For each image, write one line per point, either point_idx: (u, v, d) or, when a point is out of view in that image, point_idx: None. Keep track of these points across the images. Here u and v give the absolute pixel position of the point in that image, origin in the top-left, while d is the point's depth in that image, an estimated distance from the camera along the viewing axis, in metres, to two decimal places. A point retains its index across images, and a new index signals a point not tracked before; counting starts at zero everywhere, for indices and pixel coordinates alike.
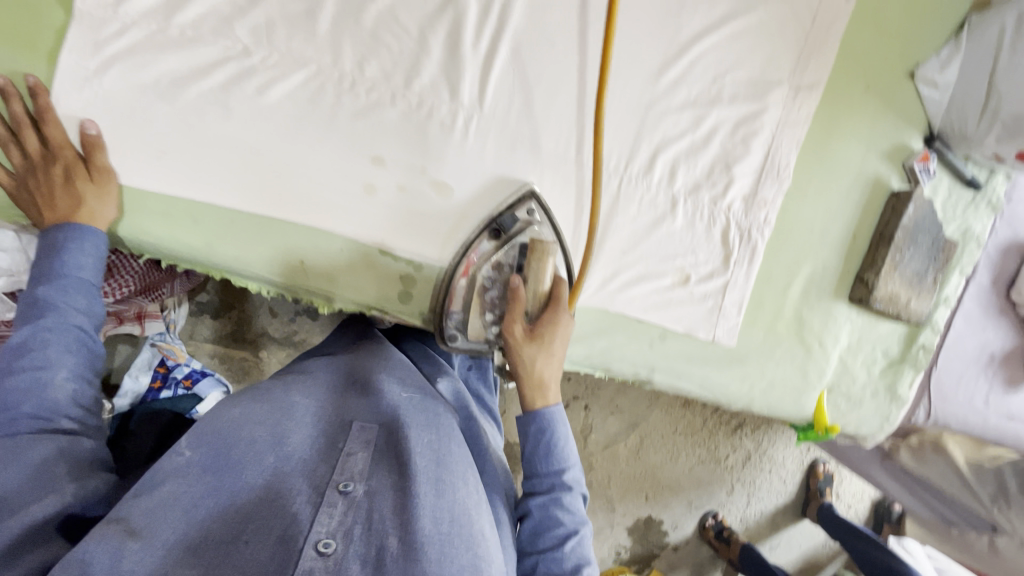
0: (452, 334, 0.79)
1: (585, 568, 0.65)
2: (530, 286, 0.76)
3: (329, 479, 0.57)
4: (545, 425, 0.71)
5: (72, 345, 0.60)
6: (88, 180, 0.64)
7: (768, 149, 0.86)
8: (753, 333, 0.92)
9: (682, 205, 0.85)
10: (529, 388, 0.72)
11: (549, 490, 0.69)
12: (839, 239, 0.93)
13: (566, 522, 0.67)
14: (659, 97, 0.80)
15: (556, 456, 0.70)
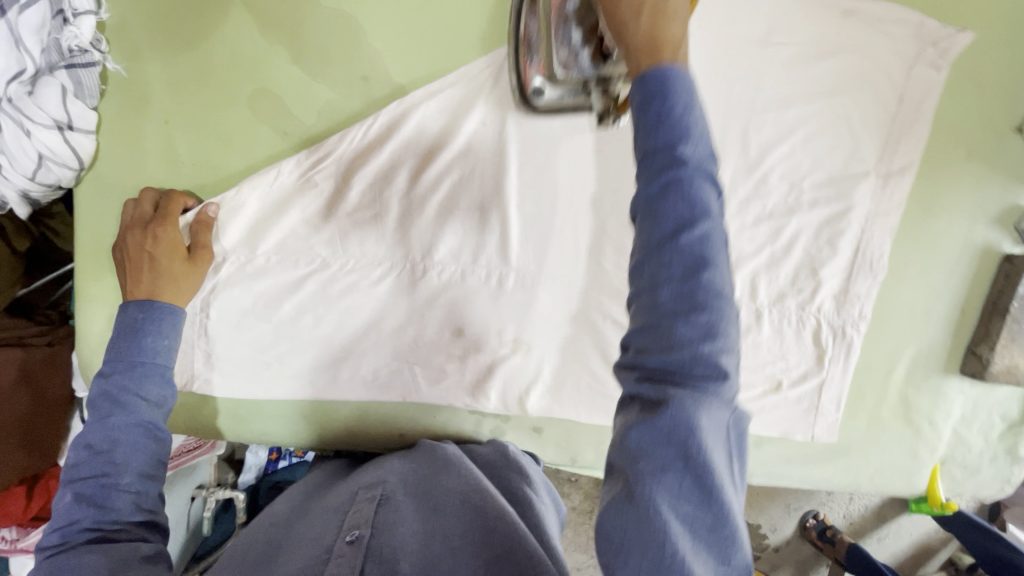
0: (537, 87, 0.61)
1: (699, 293, 0.39)
2: None
3: (337, 537, 0.58)
4: (660, 91, 0.40)
5: (138, 444, 0.55)
6: (184, 266, 0.63)
7: (858, 243, 0.79)
8: (855, 424, 0.88)
9: (767, 315, 0.81)
10: (636, 45, 0.43)
11: (670, 145, 0.39)
12: (946, 315, 0.86)
13: (705, 318, 0.39)
14: (733, 215, 0.76)
15: (675, 121, 0.40)
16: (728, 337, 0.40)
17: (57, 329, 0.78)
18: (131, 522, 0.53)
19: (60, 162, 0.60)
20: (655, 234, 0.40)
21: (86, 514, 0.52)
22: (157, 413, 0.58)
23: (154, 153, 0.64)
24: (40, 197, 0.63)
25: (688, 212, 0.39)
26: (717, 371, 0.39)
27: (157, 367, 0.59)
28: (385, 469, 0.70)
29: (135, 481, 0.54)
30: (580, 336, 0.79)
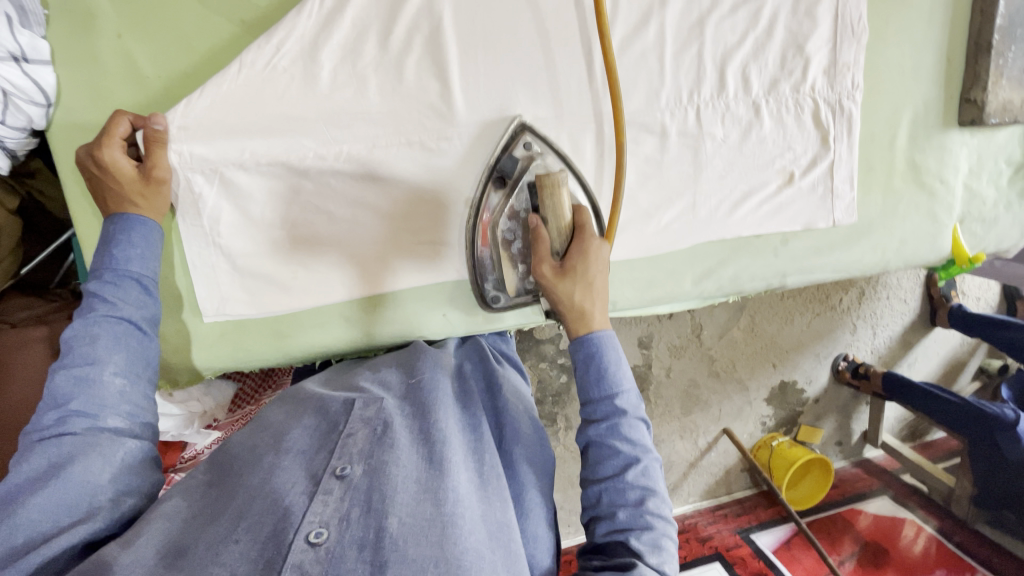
0: (488, 279, 0.74)
1: (649, 519, 0.55)
2: (550, 223, 0.64)
3: (325, 465, 0.55)
4: (593, 353, 0.59)
5: (118, 341, 0.52)
6: (140, 187, 0.59)
7: (835, 8, 0.79)
8: (872, 199, 0.89)
9: (765, 106, 0.81)
10: (567, 317, 0.60)
11: (607, 400, 0.58)
12: (934, 68, 0.86)
13: (626, 453, 0.57)
14: (709, 9, 0.76)
15: (608, 380, 0.58)
16: (660, 534, 0.55)
17: (72, 302, 0.75)
18: (121, 411, 0.51)
19: (26, 97, 0.58)
20: (593, 391, 0.59)
21: (74, 402, 0.48)
22: (138, 313, 0.54)
23: (116, 73, 0.62)
24: (17, 145, 0.60)
25: (617, 466, 0.57)
26: (620, 399, 0.58)
27: (132, 273, 0.55)
28: (381, 391, 0.66)
29: (126, 372, 0.52)
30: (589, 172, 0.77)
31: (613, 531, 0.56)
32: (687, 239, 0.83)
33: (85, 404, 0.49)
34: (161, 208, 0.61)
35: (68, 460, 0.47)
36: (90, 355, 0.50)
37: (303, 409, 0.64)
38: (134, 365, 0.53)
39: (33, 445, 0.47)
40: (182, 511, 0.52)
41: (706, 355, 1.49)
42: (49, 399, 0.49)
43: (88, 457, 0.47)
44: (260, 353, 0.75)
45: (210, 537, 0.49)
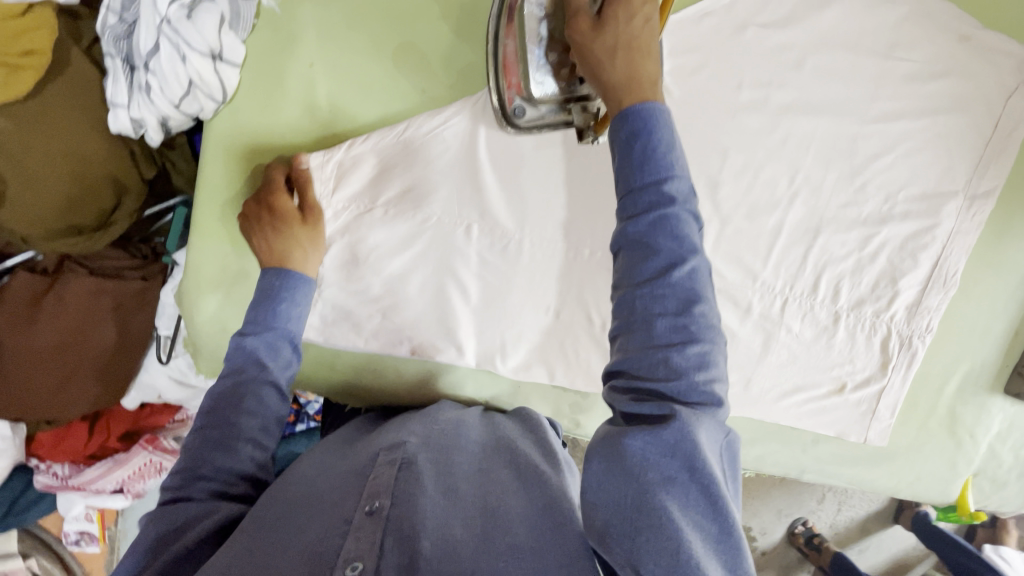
0: (516, 106, 0.63)
1: (695, 326, 0.47)
2: (608, 10, 0.53)
3: (355, 505, 0.53)
4: (642, 129, 0.49)
5: (261, 399, 0.58)
6: (307, 236, 0.65)
7: (937, 259, 0.83)
8: (905, 431, 0.93)
9: (845, 319, 0.84)
10: (617, 80, 0.52)
11: (657, 182, 0.48)
12: (1000, 335, 0.91)
13: (670, 249, 0.47)
14: (830, 218, 0.79)
15: (657, 159, 0.48)
16: (717, 367, 0.48)
17: (149, 266, 0.75)
18: (244, 479, 0.57)
19: (206, 92, 0.59)
20: (638, 176, 0.49)
21: (211, 463, 0.55)
22: (281, 375, 0.60)
23: (293, 95, 0.64)
24: (175, 126, 0.62)
25: (675, 249, 0.47)
26: (685, 267, 0.47)
27: (286, 327, 0.60)
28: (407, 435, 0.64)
29: (256, 439, 0.57)
30: None
31: (632, 400, 0.48)
32: (730, 409, 0.86)
33: (220, 466, 0.55)
34: (318, 254, 0.66)
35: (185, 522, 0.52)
36: (228, 418, 0.56)
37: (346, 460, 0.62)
38: (267, 437, 0.58)
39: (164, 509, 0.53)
40: (236, 549, 0.50)
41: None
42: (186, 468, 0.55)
43: (203, 524, 0.52)
44: (312, 375, 0.79)
45: None
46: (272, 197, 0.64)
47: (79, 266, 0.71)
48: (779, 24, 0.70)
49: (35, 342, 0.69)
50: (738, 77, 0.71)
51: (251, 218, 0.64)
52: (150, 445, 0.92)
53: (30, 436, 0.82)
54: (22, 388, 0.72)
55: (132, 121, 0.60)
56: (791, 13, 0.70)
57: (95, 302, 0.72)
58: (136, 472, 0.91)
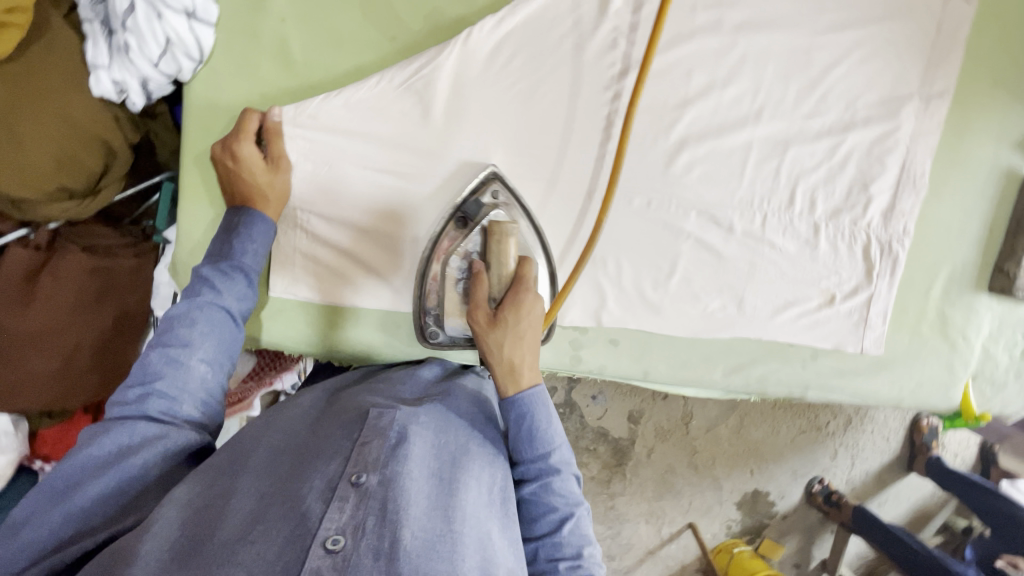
0: (433, 329, 0.71)
1: (573, 533, 0.59)
2: (494, 272, 0.65)
3: (341, 472, 0.51)
4: (525, 412, 0.60)
5: (212, 323, 0.57)
6: (266, 179, 0.66)
7: (902, 162, 0.86)
8: (899, 337, 0.95)
9: (825, 230, 0.87)
10: (503, 368, 0.60)
11: (537, 470, 0.60)
12: (976, 235, 0.93)
13: (561, 508, 0.60)
14: (798, 130, 0.82)
15: (536, 443, 0.60)
16: (592, 544, 0.59)
17: (142, 245, 0.76)
18: (192, 399, 0.56)
19: (184, 50, 0.62)
20: (526, 451, 0.61)
21: (159, 382, 0.54)
22: (235, 304, 0.60)
23: (268, 52, 0.67)
24: (156, 89, 0.63)
25: (544, 510, 0.60)
26: (571, 520, 0.59)
27: (245, 268, 0.62)
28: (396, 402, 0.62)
29: (209, 359, 0.57)
30: (654, 244, 0.83)
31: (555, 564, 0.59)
32: (728, 329, 0.87)
33: (167, 389, 0.54)
34: (280, 200, 0.68)
35: (130, 439, 0.51)
36: (181, 338, 0.55)
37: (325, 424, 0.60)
38: (219, 360, 0.58)
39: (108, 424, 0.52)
40: (192, 495, 0.50)
41: (689, 447, 1.43)
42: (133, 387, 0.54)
43: (151, 443, 0.52)
44: (312, 338, 0.78)
45: (226, 536, 0.46)
46: (226, 142, 0.65)
47: (74, 245, 0.71)
48: None
49: (28, 322, 0.68)
50: (691, 1, 0.75)
51: (217, 164, 0.66)
52: None
53: (34, 433, 0.81)
54: (14, 371, 0.70)
55: (114, 84, 0.61)
56: None
57: (89, 281, 0.72)
58: None
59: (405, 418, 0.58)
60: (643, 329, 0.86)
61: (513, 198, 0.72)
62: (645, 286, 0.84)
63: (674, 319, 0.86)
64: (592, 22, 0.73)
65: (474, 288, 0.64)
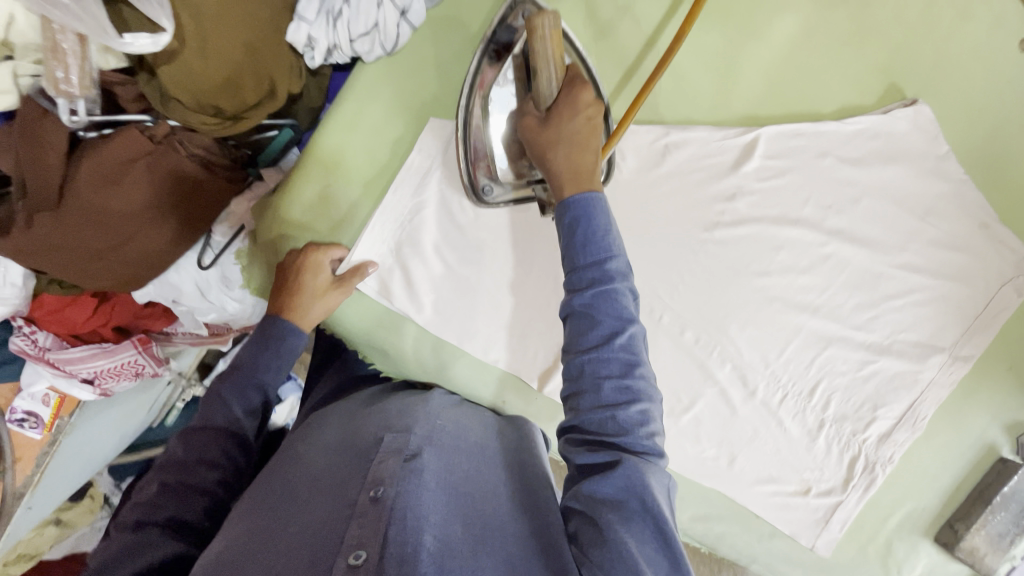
0: (485, 185, 0.72)
1: (637, 390, 0.55)
2: (541, 83, 0.63)
3: (360, 492, 0.55)
4: (581, 216, 0.58)
5: (258, 381, 0.68)
6: (325, 284, 0.73)
7: (912, 402, 0.93)
8: (846, 548, 1.01)
9: (826, 429, 0.93)
10: (561, 168, 0.61)
11: (598, 262, 0.57)
12: (943, 486, 1.01)
13: (610, 322, 0.55)
14: (843, 336, 0.89)
15: (597, 243, 0.57)
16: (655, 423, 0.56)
17: (236, 173, 0.77)
18: (223, 454, 0.64)
19: (381, 40, 0.68)
20: (581, 257, 0.57)
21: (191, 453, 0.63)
22: (291, 357, 0.71)
23: (448, 72, 0.75)
24: (339, 55, 0.70)
25: (621, 352, 0.55)
26: (624, 335, 0.55)
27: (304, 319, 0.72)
28: (411, 423, 0.66)
29: (247, 407, 0.67)
30: (682, 377, 0.87)
31: (600, 404, 0.55)
32: (710, 479, 0.91)
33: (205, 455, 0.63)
34: (325, 306, 0.73)
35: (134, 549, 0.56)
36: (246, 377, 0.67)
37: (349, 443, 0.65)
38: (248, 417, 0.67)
39: (181, 462, 0.63)
40: (241, 533, 0.55)
41: None
42: (207, 431, 0.65)
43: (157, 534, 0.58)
44: (357, 325, 0.80)
45: (258, 565, 0.50)
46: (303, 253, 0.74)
47: (181, 150, 0.71)
48: (853, 163, 0.82)
49: (103, 198, 0.68)
50: (808, 194, 0.81)
51: (288, 267, 0.74)
52: (140, 346, 0.89)
53: (35, 295, 0.79)
54: (62, 236, 0.69)
55: (307, 39, 0.68)
56: (865, 157, 0.82)
57: (178, 185, 0.72)
58: (115, 368, 0.86)
59: (417, 441, 0.62)
60: None
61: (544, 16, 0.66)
62: None
63: (666, 449, 0.89)
64: (720, 173, 0.80)
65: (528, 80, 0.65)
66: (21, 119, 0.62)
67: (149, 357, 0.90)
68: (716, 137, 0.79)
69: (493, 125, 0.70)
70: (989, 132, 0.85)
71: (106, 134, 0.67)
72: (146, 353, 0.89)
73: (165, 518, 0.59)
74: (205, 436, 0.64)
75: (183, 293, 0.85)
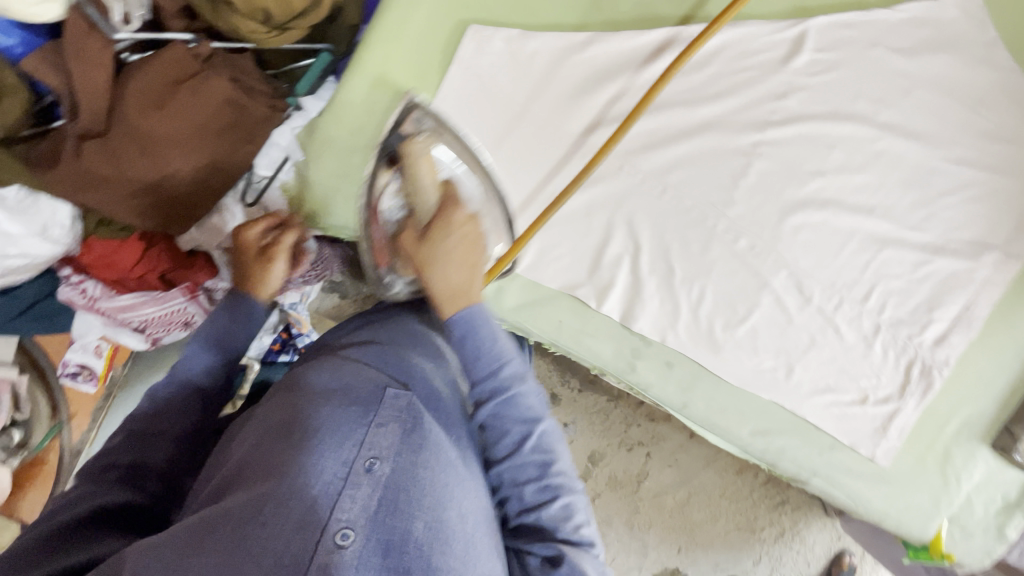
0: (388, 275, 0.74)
1: (548, 442, 0.55)
2: (416, 200, 0.66)
3: (353, 458, 0.47)
4: (469, 330, 0.57)
5: (243, 316, 0.63)
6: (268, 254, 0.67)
7: (967, 302, 0.92)
8: (905, 459, 1.00)
9: (882, 334, 0.92)
10: (438, 294, 0.59)
11: (490, 371, 0.56)
12: (998, 391, 1.00)
13: (499, 383, 0.56)
14: (900, 236, 0.87)
15: (487, 355, 0.56)
16: (575, 504, 0.53)
17: (279, 101, 0.75)
18: (200, 373, 0.60)
19: None
20: (474, 372, 0.56)
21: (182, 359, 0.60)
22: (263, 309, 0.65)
23: None
24: None
25: (519, 420, 0.55)
26: (507, 391, 0.55)
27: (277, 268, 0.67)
28: (411, 381, 0.58)
29: (228, 335, 0.62)
30: (738, 287, 0.86)
31: (523, 508, 0.54)
32: (769, 391, 0.91)
33: (192, 363, 0.60)
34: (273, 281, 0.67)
35: (83, 496, 0.49)
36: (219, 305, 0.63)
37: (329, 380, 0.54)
38: (230, 344, 0.62)
39: (145, 412, 0.57)
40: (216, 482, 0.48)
41: (633, 503, 1.22)
42: (173, 387, 0.58)
43: (104, 482, 0.51)
44: None
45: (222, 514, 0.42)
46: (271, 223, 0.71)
47: (223, 74, 0.70)
48: (904, 52, 0.80)
49: (150, 124, 0.67)
50: (860, 87, 0.80)
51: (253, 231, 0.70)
52: (189, 294, 0.86)
53: (84, 237, 0.78)
54: (110, 166, 0.68)
55: None
56: (915, 46, 0.80)
57: (222, 112, 0.70)
58: (165, 317, 0.86)
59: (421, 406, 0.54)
60: (700, 364, 0.88)
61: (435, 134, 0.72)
62: (709, 319, 0.86)
63: (723, 363, 0.88)
64: (771, 68, 0.78)
65: (409, 193, 0.67)
66: (70, 35, 0.65)
67: (198, 305, 0.87)
68: (766, 31, 0.78)
69: (389, 213, 0.71)
70: None
71: (149, 55, 0.68)
72: (196, 302, 0.87)
73: (130, 461, 0.53)
74: (179, 378, 0.59)
75: (231, 235, 0.82)
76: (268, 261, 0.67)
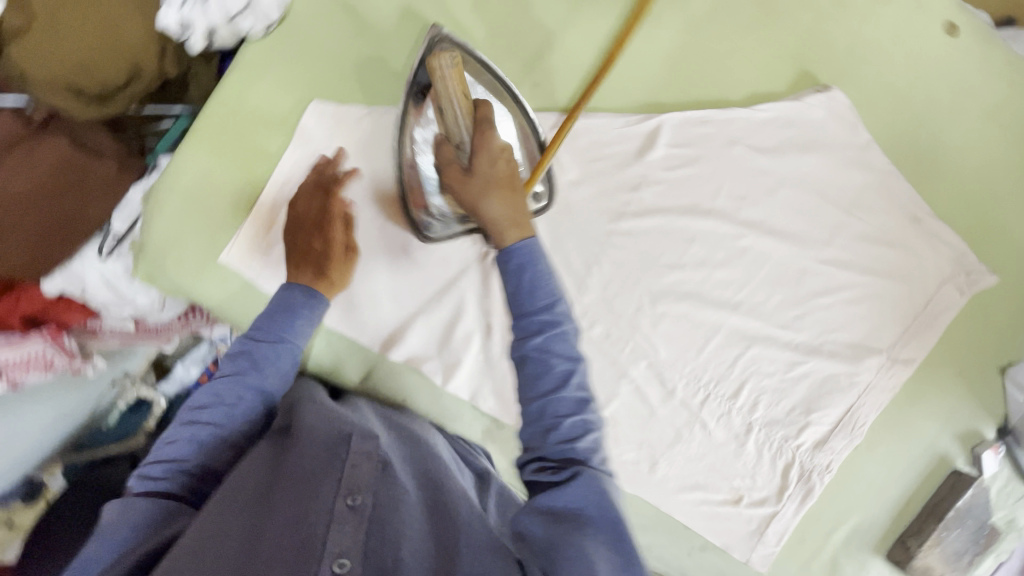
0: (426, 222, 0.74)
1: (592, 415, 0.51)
2: (451, 121, 0.64)
3: (334, 500, 0.54)
4: (528, 262, 0.52)
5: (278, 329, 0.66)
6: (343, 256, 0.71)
7: (848, 406, 0.87)
8: (787, 566, 0.93)
9: (756, 433, 0.87)
10: (494, 217, 0.54)
11: (550, 373, 0.50)
12: (893, 500, 0.94)
13: (561, 396, 0.50)
14: (770, 332, 0.84)
15: (535, 295, 0.51)
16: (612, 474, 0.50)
17: (128, 159, 0.78)
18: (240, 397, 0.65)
19: (260, 14, 0.72)
20: (521, 341, 0.51)
21: (229, 386, 0.64)
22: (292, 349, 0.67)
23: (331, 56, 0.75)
24: (219, 37, 0.73)
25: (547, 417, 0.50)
26: (574, 412, 0.50)
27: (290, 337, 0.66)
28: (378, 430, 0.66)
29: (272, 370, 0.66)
30: (594, 376, 0.83)
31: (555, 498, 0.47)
32: (632, 484, 0.87)
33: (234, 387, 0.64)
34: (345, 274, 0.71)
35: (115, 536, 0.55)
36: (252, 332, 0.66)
37: (306, 432, 0.62)
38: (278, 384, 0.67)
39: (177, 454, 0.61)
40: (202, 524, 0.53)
41: None
42: (199, 424, 0.63)
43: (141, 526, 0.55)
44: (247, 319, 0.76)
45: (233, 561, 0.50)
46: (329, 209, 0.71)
47: (62, 133, 0.73)
48: (765, 151, 0.79)
49: None
50: (716, 184, 0.79)
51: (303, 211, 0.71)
52: (51, 338, 0.88)
53: None
54: None
55: (181, 23, 0.70)
56: (778, 146, 0.79)
57: (61, 169, 0.73)
58: (22, 360, 0.85)
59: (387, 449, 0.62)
60: None
61: (460, 50, 0.68)
62: None
63: None
64: (623, 160, 0.78)
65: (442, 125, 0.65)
66: None
67: (60, 349, 0.89)
68: (617, 124, 0.77)
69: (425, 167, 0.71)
70: (910, 123, 0.82)
71: None
72: (58, 345, 0.88)
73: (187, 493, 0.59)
74: (205, 415, 0.64)
75: (90, 285, 0.80)
76: (328, 225, 0.70)
